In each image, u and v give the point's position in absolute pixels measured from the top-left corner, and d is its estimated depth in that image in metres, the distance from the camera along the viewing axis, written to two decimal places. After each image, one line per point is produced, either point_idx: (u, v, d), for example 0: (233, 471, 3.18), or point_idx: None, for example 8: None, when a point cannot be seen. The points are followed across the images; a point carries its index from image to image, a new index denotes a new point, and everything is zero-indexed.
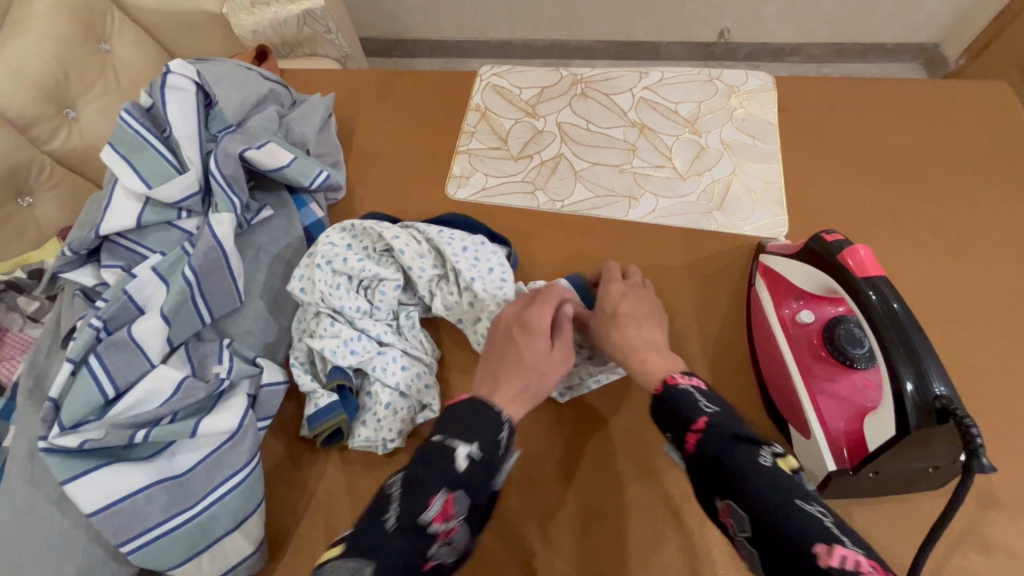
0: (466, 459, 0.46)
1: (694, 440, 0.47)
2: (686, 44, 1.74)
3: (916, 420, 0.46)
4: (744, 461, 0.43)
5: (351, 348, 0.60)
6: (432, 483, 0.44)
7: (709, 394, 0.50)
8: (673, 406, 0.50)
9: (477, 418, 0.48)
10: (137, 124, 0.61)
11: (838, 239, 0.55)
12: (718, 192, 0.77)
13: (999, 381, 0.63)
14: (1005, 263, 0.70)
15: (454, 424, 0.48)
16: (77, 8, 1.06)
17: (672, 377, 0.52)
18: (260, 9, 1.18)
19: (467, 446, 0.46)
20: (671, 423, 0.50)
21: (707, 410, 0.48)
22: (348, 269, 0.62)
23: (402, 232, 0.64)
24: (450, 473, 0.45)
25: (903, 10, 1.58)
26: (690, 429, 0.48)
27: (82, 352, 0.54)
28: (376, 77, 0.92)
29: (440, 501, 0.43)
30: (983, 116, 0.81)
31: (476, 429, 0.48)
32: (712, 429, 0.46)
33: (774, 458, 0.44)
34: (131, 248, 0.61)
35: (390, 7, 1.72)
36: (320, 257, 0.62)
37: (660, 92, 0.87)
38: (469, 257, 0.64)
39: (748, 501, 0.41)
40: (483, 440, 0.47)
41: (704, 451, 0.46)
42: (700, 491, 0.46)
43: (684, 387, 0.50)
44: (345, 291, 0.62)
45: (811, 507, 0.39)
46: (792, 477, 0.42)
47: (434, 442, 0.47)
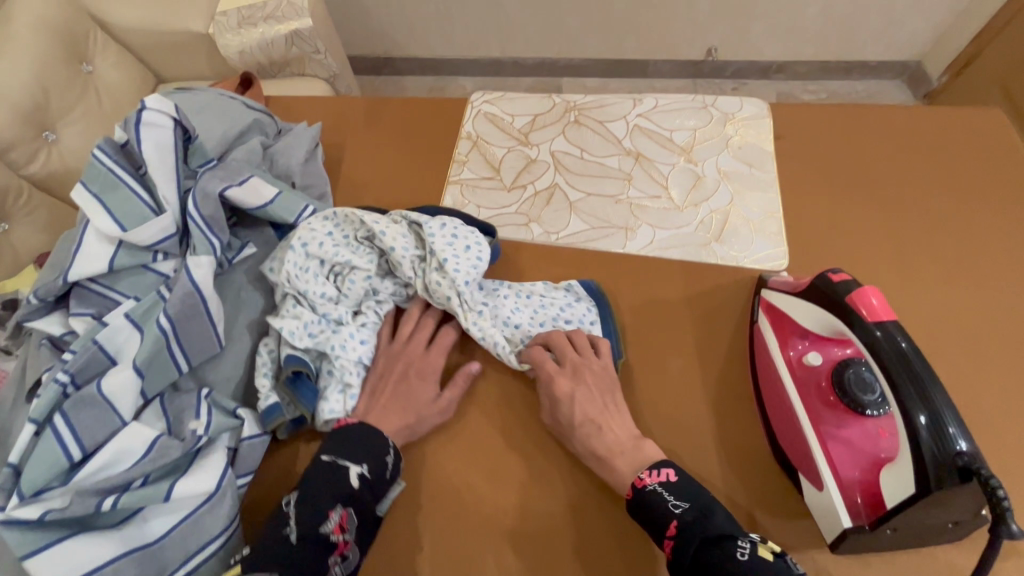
0: (357, 478, 0.53)
1: (671, 547, 0.48)
2: (675, 62, 1.75)
3: (936, 476, 0.44)
4: (722, 563, 0.45)
5: (310, 331, 0.60)
6: (326, 500, 0.51)
7: (676, 488, 0.51)
8: (646, 510, 0.51)
9: (365, 444, 0.55)
10: (109, 161, 0.58)
11: (846, 280, 0.53)
12: (716, 223, 0.75)
13: (1009, 421, 0.61)
14: (1011, 295, 0.68)
15: (340, 445, 0.55)
16: (59, 29, 1.04)
17: (638, 478, 0.52)
18: (246, 30, 1.16)
19: (357, 466, 0.53)
20: (647, 527, 0.51)
21: (677, 513, 0.49)
22: (321, 253, 0.62)
23: (388, 223, 0.63)
24: (344, 491, 0.52)
25: (886, 29, 1.60)
26: (665, 535, 0.49)
27: (47, 411, 0.50)
28: (364, 104, 0.90)
29: (337, 514, 0.51)
30: (978, 143, 0.80)
31: (365, 447, 0.55)
32: (685, 534, 0.48)
33: (752, 547, 0.45)
34: (103, 293, 0.58)
35: (379, 25, 1.71)
36: (297, 240, 0.62)
37: (655, 120, 0.85)
38: (448, 229, 0.63)
39: None
40: (372, 459, 0.54)
41: (682, 558, 0.47)
42: None
43: (651, 489, 0.51)
44: (314, 275, 0.62)
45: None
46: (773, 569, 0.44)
47: (326, 462, 0.54)
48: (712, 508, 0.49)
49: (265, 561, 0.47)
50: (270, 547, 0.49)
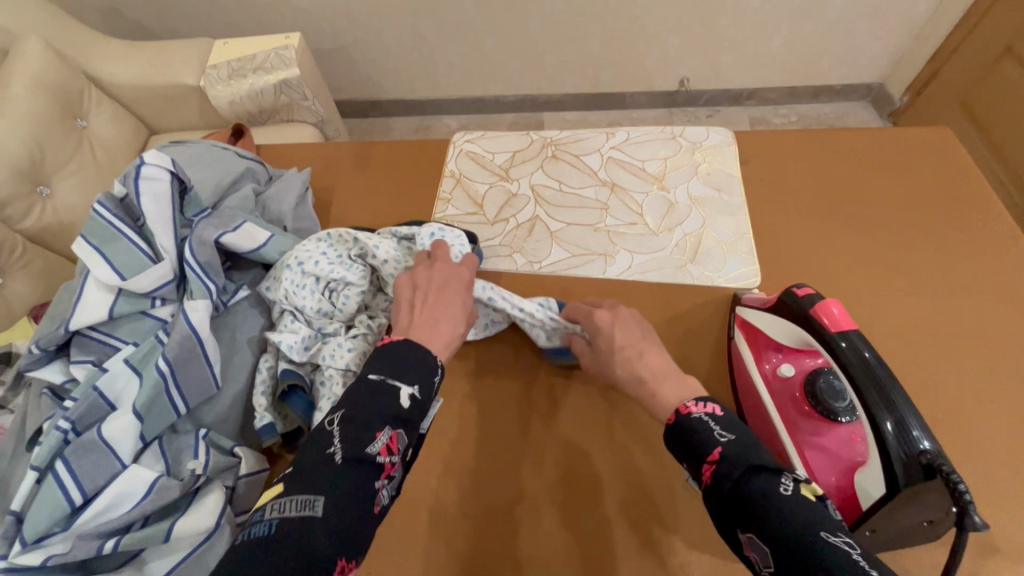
0: (409, 400, 0.49)
1: (709, 472, 0.46)
2: (650, 93, 1.83)
3: (903, 475, 0.45)
4: (770, 489, 0.42)
5: (306, 345, 0.64)
6: (378, 420, 0.46)
7: (723, 419, 0.48)
8: (689, 435, 0.49)
9: (416, 362, 0.51)
10: (110, 214, 0.61)
11: (809, 293, 0.56)
12: (690, 246, 0.79)
13: (980, 421, 0.64)
14: (972, 301, 0.72)
15: (389, 364, 0.50)
16: (55, 89, 1.08)
17: (684, 406, 0.51)
18: (236, 81, 1.23)
19: (408, 387, 0.49)
20: (687, 454, 0.48)
21: (723, 439, 0.46)
22: (317, 271, 0.66)
23: (381, 242, 0.68)
24: (395, 411, 0.47)
25: (848, 55, 1.70)
26: (705, 459, 0.46)
27: (48, 458, 0.51)
28: (352, 148, 0.94)
29: (385, 436, 0.46)
30: (931, 160, 0.86)
31: (416, 369, 0.51)
32: (728, 461, 0.45)
33: (795, 484, 0.42)
34: (102, 340, 0.60)
35: (366, 70, 1.78)
36: (294, 259, 0.67)
37: (627, 151, 0.90)
38: (438, 234, 0.69)
39: (780, 543, 0.39)
40: (422, 381, 0.50)
41: (722, 484, 0.44)
42: (719, 523, 0.44)
43: (698, 417, 0.49)
44: (310, 291, 0.65)
45: (836, 539, 0.37)
46: (821, 507, 0.40)
47: (374, 381, 0.49)
48: (758, 442, 0.46)
49: (311, 486, 0.41)
50: (314, 466, 0.43)
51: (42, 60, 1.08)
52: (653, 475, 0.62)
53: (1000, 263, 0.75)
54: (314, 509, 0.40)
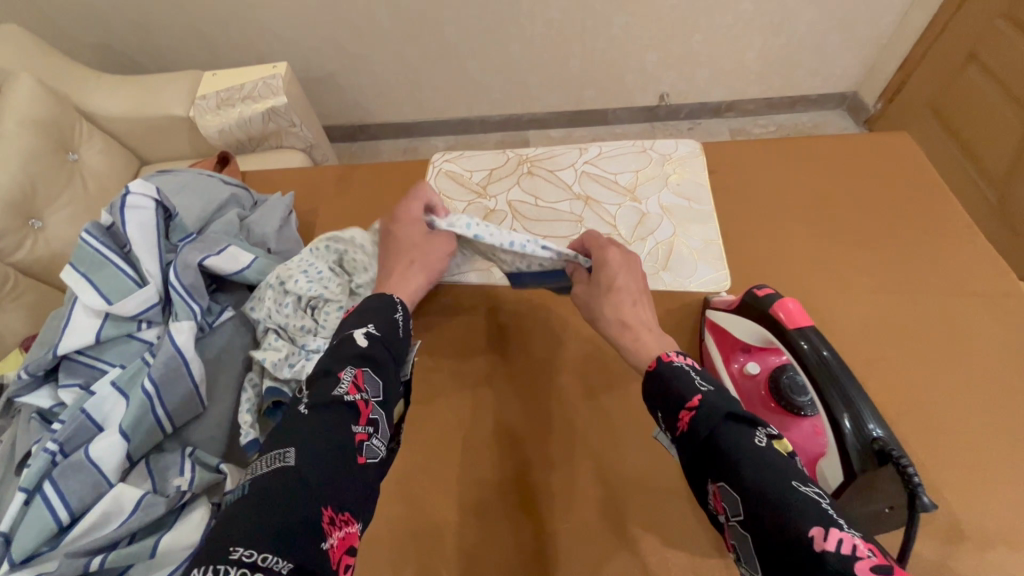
0: (366, 338, 0.52)
1: (685, 418, 0.48)
2: (632, 108, 1.88)
3: (860, 463, 0.48)
4: (735, 439, 0.44)
5: (290, 362, 0.64)
6: (339, 365, 0.48)
7: (702, 373, 0.51)
8: (666, 388, 0.51)
9: (376, 309, 0.55)
10: (97, 242, 0.63)
11: (768, 293, 0.59)
12: (662, 254, 0.82)
13: (944, 412, 0.66)
14: (934, 297, 0.75)
15: (351, 321, 0.54)
16: (46, 124, 1.11)
17: (665, 355, 0.54)
18: (225, 110, 1.26)
19: (364, 327, 0.53)
20: (662, 404, 0.51)
21: (700, 389, 0.49)
22: (297, 289, 0.68)
23: (358, 259, 0.71)
24: (357, 353, 0.50)
25: (821, 65, 1.75)
26: (684, 407, 0.48)
27: (36, 479, 0.53)
28: (335, 172, 0.97)
29: (350, 376, 0.48)
30: (892, 163, 0.89)
31: (376, 316, 0.54)
32: (704, 408, 0.47)
33: (768, 439, 0.45)
34: (90, 363, 0.62)
35: (353, 96, 1.83)
36: (275, 279, 0.69)
37: (600, 165, 0.94)
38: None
39: (745, 487, 0.42)
40: (380, 320, 0.54)
41: (698, 431, 0.46)
42: (692, 474, 0.47)
43: (675, 368, 0.52)
44: (291, 310, 0.68)
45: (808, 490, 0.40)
46: (781, 456, 0.43)
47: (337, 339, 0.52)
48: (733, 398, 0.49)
49: (283, 439, 0.43)
50: (286, 422, 0.45)
51: (34, 97, 1.11)
52: (631, 477, 0.64)
53: (960, 260, 0.78)
54: (285, 458, 0.41)
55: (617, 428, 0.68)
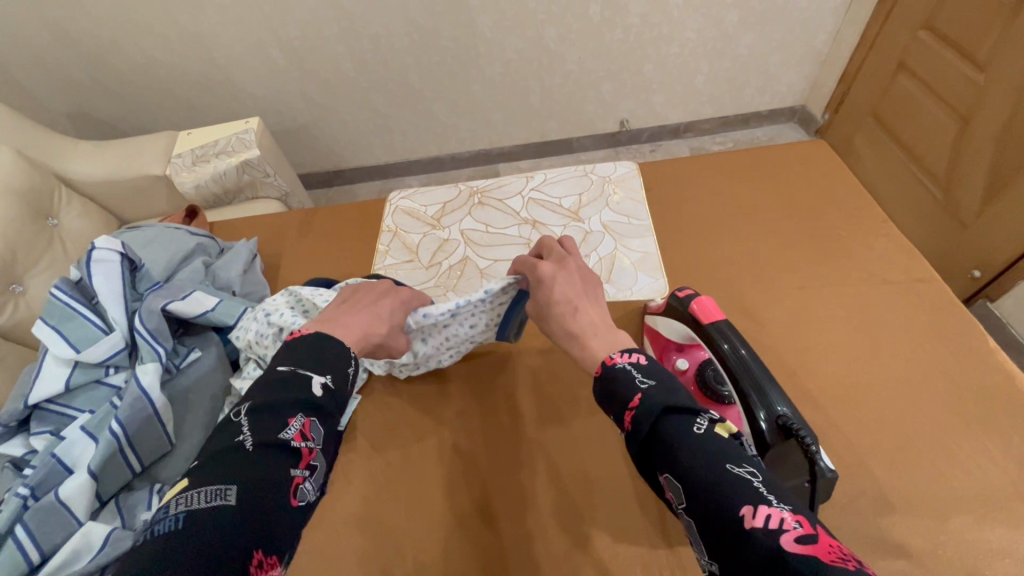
0: (321, 387, 0.52)
1: (630, 418, 0.47)
2: (595, 135, 1.98)
3: (769, 439, 0.53)
4: (680, 431, 0.44)
5: None
6: (289, 408, 0.49)
7: (643, 368, 0.50)
8: (612, 387, 0.50)
9: (332, 354, 0.56)
10: (65, 296, 0.68)
11: (689, 294, 0.65)
12: (605, 267, 0.88)
13: (871, 391, 0.71)
14: (856, 286, 0.81)
15: (306, 358, 0.54)
16: (25, 193, 1.17)
17: (609, 356, 0.53)
18: (200, 167, 1.33)
19: (321, 376, 0.53)
20: (612, 404, 0.50)
21: (642, 386, 0.48)
22: (280, 321, 0.71)
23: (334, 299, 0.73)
24: (309, 398, 0.51)
25: (766, 83, 1.87)
26: (626, 406, 0.48)
27: (8, 522, 0.56)
28: (299, 215, 1.03)
29: (299, 423, 0.49)
30: (814, 169, 0.97)
31: (331, 361, 0.55)
32: (646, 404, 0.46)
33: (708, 423, 0.44)
34: (60, 411, 0.65)
35: (328, 144, 1.91)
36: (262, 311, 0.73)
37: (545, 191, 1.00)
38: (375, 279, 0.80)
39: (686, 477, 0.41)
40: (337, 370, 0.55)
41: (640, 427, 0.46)
42: (643, 469, 0.46)
43: (621, 365, 0.51)
44: (272, 340, 0.71)
45: (741, 470, 0.40)
46: (722, 443, 0.42)
47: (286, 372, 0.52)
48: (675, 389, 0.48)
49: (225, 474, 0.43)
50: (228, 455, 0.45)
51: (14, 168, 1.17)
52: (584, 480, 0.68)
53: (879, 252, 0.85)
54: (227, 496, 0.42)
55: (568, 436, 0.72)
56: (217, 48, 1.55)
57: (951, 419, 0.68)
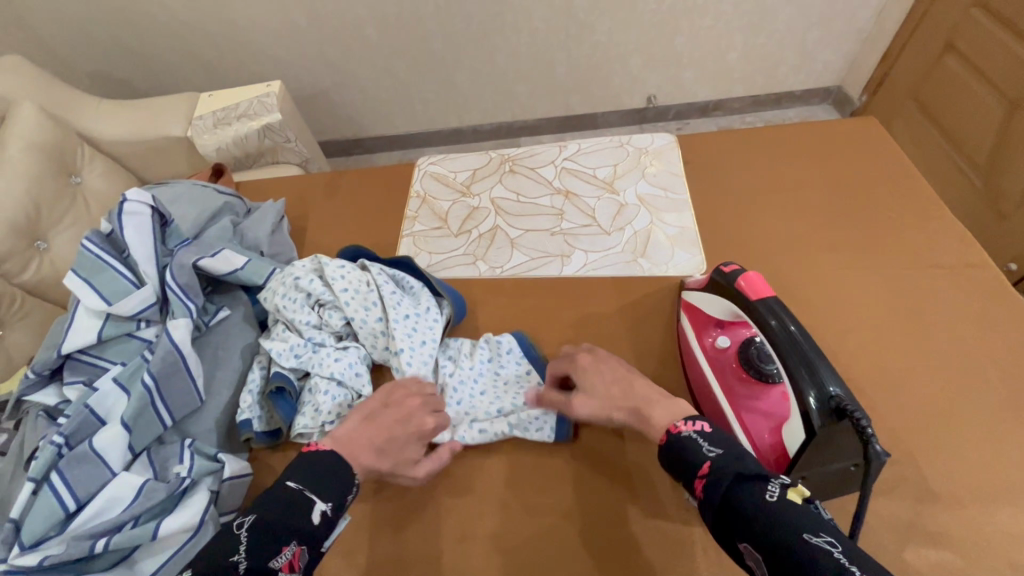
0: (320, 515, 0.50)
1: (701, 486, 0.48)
2: (620, 111, 1.92)
3: (819, 421, 0.49)
4: (752, 497, 0.44)
5: (295, 352, 0.69)
6: (285, 533, 0.48)
7: (713, 436, 0.51)
8: (680, 456, 0.51)
9: (337, 480, 0.53)
10: (97, 248, 0.67)
11: (734, 269, 0.62)
12: (641, 241, 0.85)
13: (917, 378, 0.68)
14: (904, 270, 0.78)
15: (312, 476, 0.52)
16: (49, 149, 1.16)
17: (675, 425, 0.53)
18: (222, 129, 1.31)
19: (321, 503, 0.51)
20: (681, 472, 0.50)
21: (711, 455, 0.49)
22: (308, 288, 0.71)
23: (358, 274, 0.73)
24: (304, 527, 0.49)
25: (803, 61, 1.78)
26: (697, 475, 0.49)
27: (44, 470, 0.56)
28: (325, 178, 1.01)
29: (289, 552, 0.47)
30: (862, 147, 0.92)
31: (335, 487, 0.52)
32: (716, 473, 0.47)
33: (782, 489, 0.44)
34: (93, 362, 0.65)
35: (347, 111, 1.88)
36: (289, 275, 0.73)
37: (579, 161, 0.97)
38: (410, 320, 0.70)
39: (764, 544, 0.41)
40: (337, 498, 0.52)
41: (713, 496, 0.46)
42: (717, 534, 0.46)
43: (688, 434, 0.51)
44: (301, 304, 0.71)
45: (818, 540, 0.39)
46: (802, 508, 0.42)
47: (293, 490, 0.51)
48: (744, 455, 0.49)
49: None
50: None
51: (37, 123, 1.15)
52: (615, 453, 0.65)
53: (929, 237, 0.81)
54: None
55: None
56: (238, 6, 1.51)
57: (1003, 411, 0.65)
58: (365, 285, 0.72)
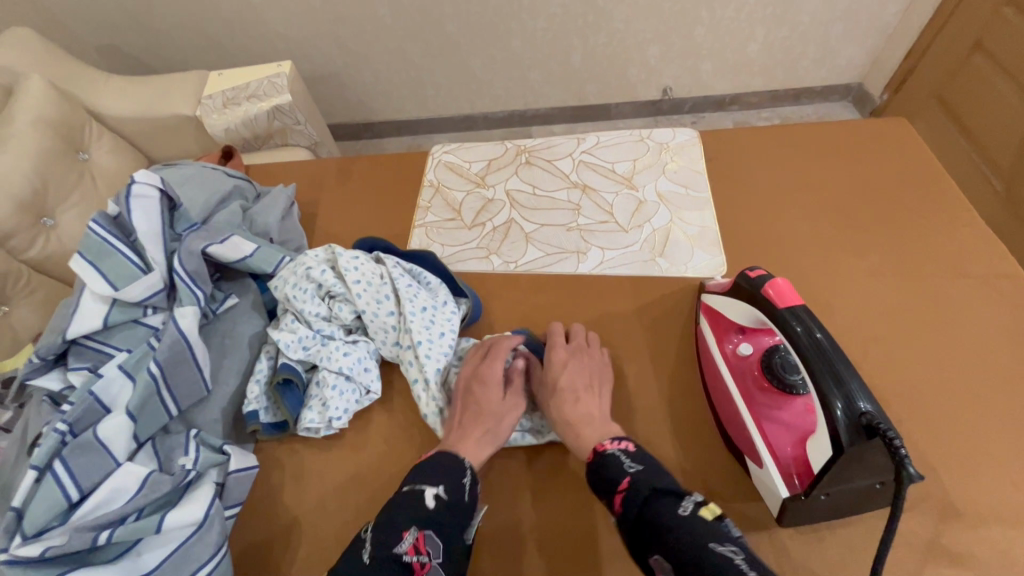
0: (434, 499, 0.53)
1: (620, 501, 0.51)
2: (635, 102, 1.88)
3: (847, 438, 0.48)
4: (666, 510, 0.47)
5: (303, 344, 0.68)
6: (403, 522, 0.51)
7: (634, 454, 0.54)
8: (603, 474, 0.54)
9: (443, 467, 0.56)
10: (103, 231, 0.65)
11: (761, 274, 0.60)
12: (659, 240, 0.82)
13: (942, 392, 0.66)
14: (931, 279, 0.75)
15: (419, 472, 0.56)
16: (57, 124, 1.14)
17: (601, 444, 0.57)
18: (230, 109, 1.28)
19: (433, 488, 0.54)
20: (604, 489, 0.53)
21: (631, 470, 0.52)
22: (319, 279, 0.69)
23: (371, 266, 0.70)
24: (421, 514, 0.52)
25: (824, 56, 1.73)
26: (617, 491, 0.52)
27: (47, 457, 0.55)
28: (336, 164, 0.99)
29: (412, 536, 0.50)
30: (891, 149, 0.89)
31: (443, 473, 0.55)
32: (634, 487, 0.51)
33: (693, 505, 0.47)
34: (99, 348, 0.64)
35: (358, 94, 1.85)
36: (300, 264, 0.71)
37: (598, 154, 0.94)
38: (427, 312, 0.68)
39: (673, 555, 0.44)
40: (448, 482, 0.55)
41: (629, 508, 0.50)
42: (634, 550, 0.49)
43: (612, 451, 0.55)
44: (310, 295, 0.69)
45: (723, 548, 0.42)
46: (708, 521, 0.45)
47: (405, 490, 0.54)
48: (663, 475, 0.52)
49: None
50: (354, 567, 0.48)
51: (45, 98, 1.13)
52: None
53: (960, 245, 0.78)
54: None
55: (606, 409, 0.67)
56: None
57: None
58: (379, 278, 0.70)
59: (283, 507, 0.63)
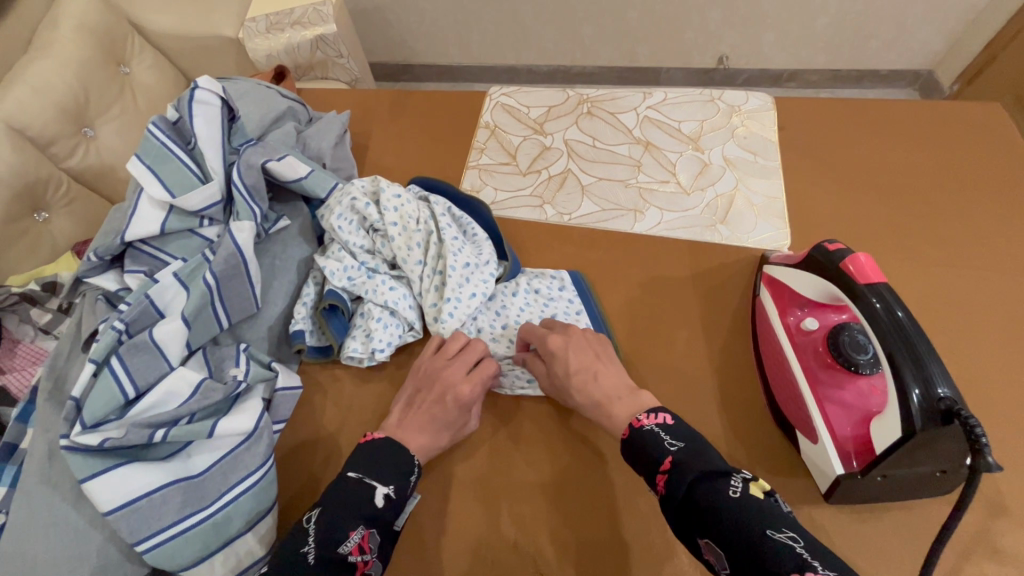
0: (383, 499, 0.52)
1: (663, 481, 0.48)
2: (687, 69, 1.78)
3: (920, 422, 0.46)
4: (715, 495, 0.44)
5: (348, 274, 0.67)
6: (352, 520, 0.50)
7: (674, 429, 0.51)
8: (642, 451, 0.51)
9: (393, 463, 0.55)
10: (163, 136, 0.64)
11: (840, 248, 0.56)
12: (721, 207, 0.79)
13: (1007, 393, 0.63)
14: (1007, 275, 0.71)
15: (370, 463, 0.54)
16: (99, 32, 1.11)
17: (637, 419, 0.53)
18: (274, 34, 1.23)
19: (384, 487, 0.53)
20: (644, 466, 0.51)
21: (672, 449, 0.49)
22: (363, 213, 0.67)
23: (413, 207, 0.68)
24: (370, 512, 0.51)
25: (897, 37, 1.60)
26: (658, 470, 0.49)
27: (104, 353, 0.55)
28: (389, 96, 0.96)
29: (358, 536, 0.50)
30: (979, 135, 0.83)
31: (392, 469, 0.54)
32: (678, 468, 0.47)
33: (742, 484, 0.45)
34: (154, 254, 0.64)
35: (399, 33, 1.78)
36: (346, 195, 0.68)
37: (664, 111, 0.90)
38: (467, 269, 0.66)
39: (726, 539, 0.42)
40: (397, 481, 0.54)
41: (675, 492, 0.47)
42: (679, 531, 0.46)
43: (649, 429, 0.51)
44: (355, 228, 0.68)
45: (780, 536, 0.40)
46: (763, 505, 0.43)
47: (353, 480, 0.53)
48: (706, 450, 0.49)
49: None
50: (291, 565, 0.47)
51: (89, 3, 1.10)
52: None
53: None
54: None
55: (649, 371, 0.66)
56: None
57: None
58: (415, 223, 0.67)
59: (324, 430, 0.64)
